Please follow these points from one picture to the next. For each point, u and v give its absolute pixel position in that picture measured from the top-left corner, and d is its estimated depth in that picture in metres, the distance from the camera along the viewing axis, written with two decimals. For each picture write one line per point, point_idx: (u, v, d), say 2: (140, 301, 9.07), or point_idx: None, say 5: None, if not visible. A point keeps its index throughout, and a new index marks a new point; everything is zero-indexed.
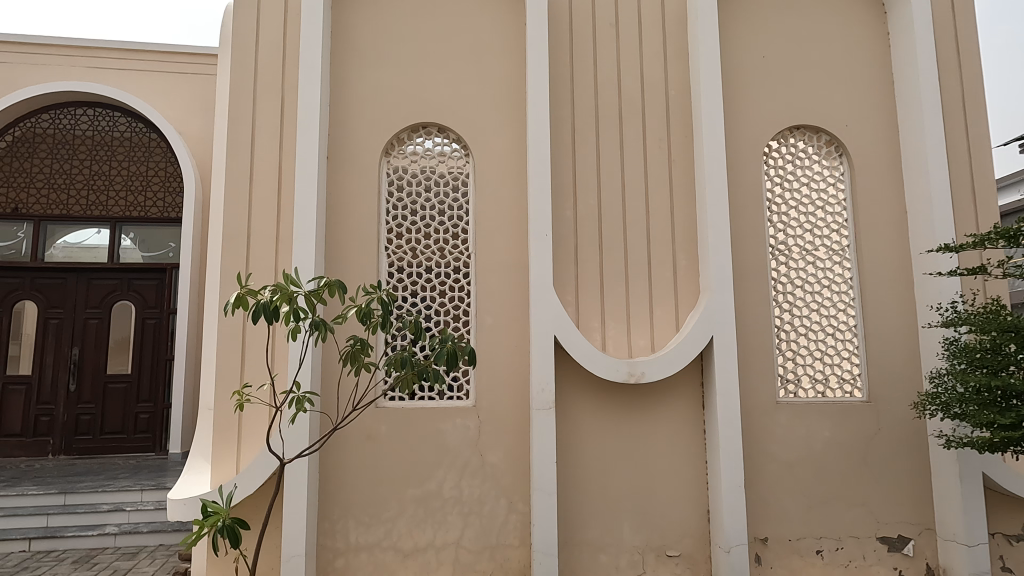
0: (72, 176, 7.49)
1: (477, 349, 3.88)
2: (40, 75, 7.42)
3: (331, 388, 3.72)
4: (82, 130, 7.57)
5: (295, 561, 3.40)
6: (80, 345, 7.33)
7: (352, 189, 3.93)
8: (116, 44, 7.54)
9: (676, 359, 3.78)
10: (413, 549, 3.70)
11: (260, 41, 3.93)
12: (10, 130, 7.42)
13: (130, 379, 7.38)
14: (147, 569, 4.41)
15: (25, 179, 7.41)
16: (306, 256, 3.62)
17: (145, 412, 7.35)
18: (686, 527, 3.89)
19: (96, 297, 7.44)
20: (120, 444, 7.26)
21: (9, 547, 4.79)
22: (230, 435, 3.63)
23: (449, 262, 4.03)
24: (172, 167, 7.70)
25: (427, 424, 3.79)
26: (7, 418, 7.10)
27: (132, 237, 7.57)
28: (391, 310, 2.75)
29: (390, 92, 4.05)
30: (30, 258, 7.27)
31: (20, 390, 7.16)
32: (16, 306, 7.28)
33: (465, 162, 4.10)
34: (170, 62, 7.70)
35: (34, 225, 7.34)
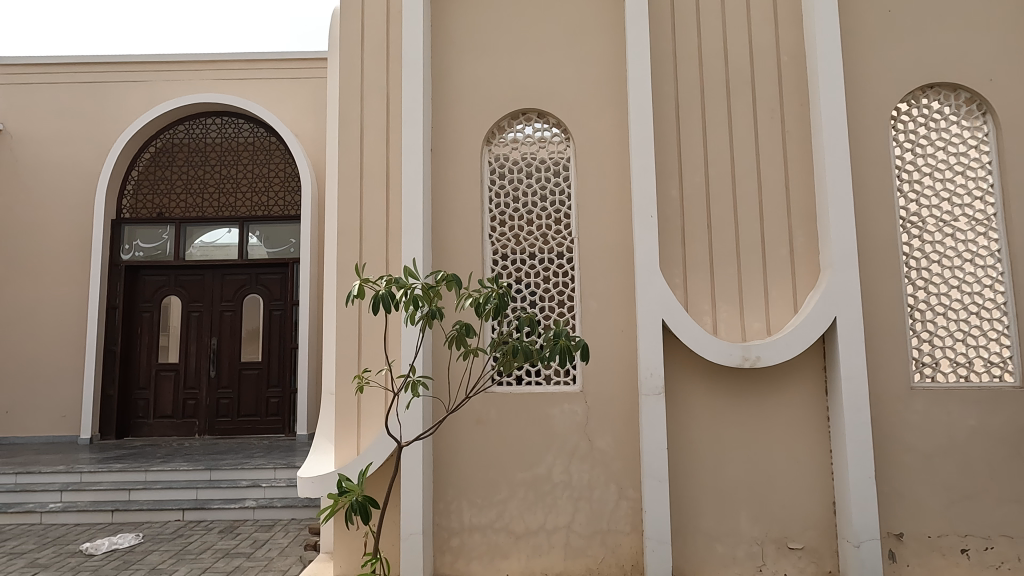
0: (205, 181, 8.19)
1: (584, 334, 3.86)
2: (175, 90, 8.15)
3: (443, 374, 3.82)
4: (212, 138, 8.24)
5: (414, 538, 3.55)
6: (218, 335, 8.04)
7: (456, 178, 4.00)
8: (238, 56, 8.12)
9: (795, 342, 3.57)
10: (524, 532, 3.76)
11: (366, 40, 4.08)
12: (152, 143, 8.22)
13: (261, 366, 7.98)
14: (281, 541, 4.77)
15: (167, 187, 8.20)
16: (415, 246, 3.74)
17: (275, 396, 7.94)
18: (810, 518, 3.68)
19: (229, 291, 8.12)
20: (255, 425, 7.90)
21: (166, 516, 5.36)
22: (350, 418, 3.84)
23: (553, 248, 4.03)
24: (290, 167, 8.20)
25: (535, 409, 3.82)
26: (161, 401, 7.97)
27: (258, 235, 8.11)
28: (506, 304, 2.75)
29: (490, 81, 4.07)
30: (173, 257, 8.04)
31: (170, 376, 8.01)
32: (164, 301, 8.14)
33: (566, 146, 4.08)
34: (285, 69, 8.19)
35: (176, 228, 8.09)
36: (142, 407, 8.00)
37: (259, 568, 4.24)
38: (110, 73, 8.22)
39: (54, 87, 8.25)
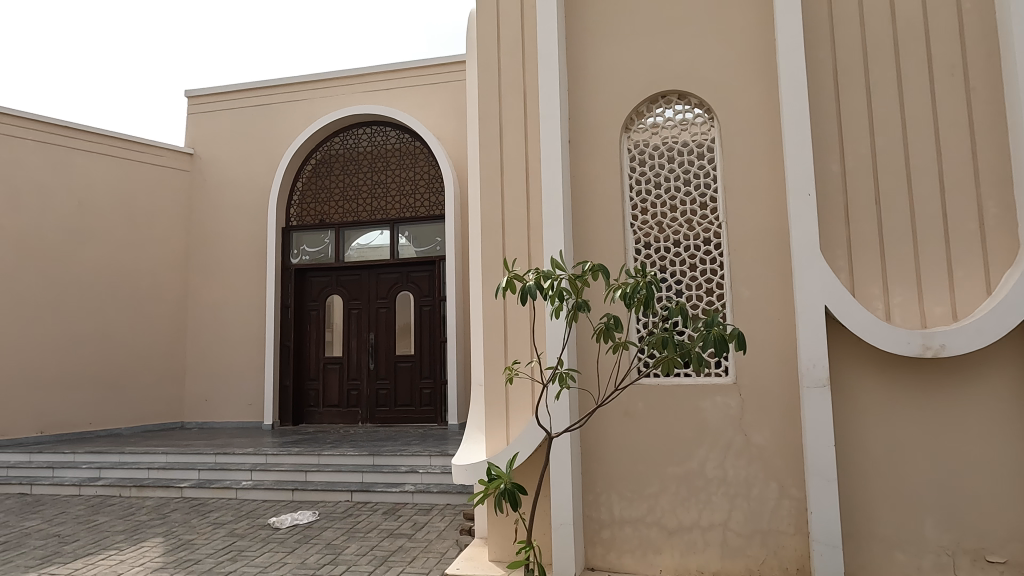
0: (359, 188, 8.81)
1: (735, 323, 3.66)
2: (331, 106, 8.86)
3: (589, 366, 3.80)
4: (364, 147, 8.84)
5: (565, 529, 3.58)
6: (375, 331, 8.64)
7: (595, 167, 3.96)
8: (383, 68, 8.65)
9: (987, 330, 3.16)
10: (677, 528, 3.65)
11: (502, 38, 4.16)
12: (313, 155, 8.99)
13: (414, 359, 8.45)
14: (438, 524, 5.03)
15: (326, 195, 8.93)
16: (556, 239, 3.75)
17: (427, 387, 8.37)
18: (1013, 528, 3.23)
19: (384, 289, 8.68)
20: (411, 415, 8.38)
21: (337, 497, 5.85)
22: (499, 409, 3.94)
23: (699, 234, 3.86)
24: (434, 168, 8.59)
25: (685, 402, 3.69)
26: (328, 391, 8.72)
27: (406, 235, 8.59)
28: (655, 294, 2.69)
29: (627, 66, 3.98)
30: (334, 259, 8.76)
31: (335, 368, 8.73)
32: (328, 300, 8.88)
33: (710, 126, 3.89)
34: (426, 76, 8.60)
35: (335, 232, 8.80)
36: (313, 397, 8.80)
37: (420, 549, 4.50)
38: (277, 95, 9.13)
39: (232, 112, 9.32)
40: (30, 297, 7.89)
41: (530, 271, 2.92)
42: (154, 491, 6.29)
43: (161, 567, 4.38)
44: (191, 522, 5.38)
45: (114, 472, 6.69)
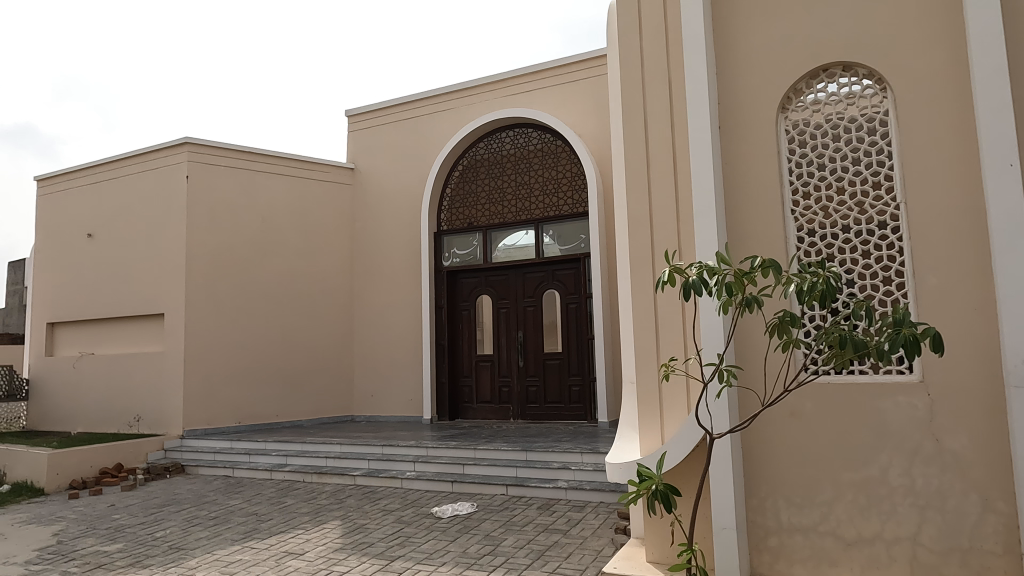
0: (504, 190, 9.05)
1: (921, 314, 3.28)
2: (476, 113, 9.20)
3: (749, 364, 3.59)
4: (507, 149, 9.06)
5: (726, 534, 3.42)
6: (523, 329, 8.82)
7: (749, 152, 3.73)
8: (524, 71, 8.82)
9: None
10: (856, 539, 3.34)
11: (644, 27, 4.06)
12: (460, 161, 9.37)
13: (562, 356, 8.52)
14: (592, 522, 5.02)
15: (473, 199, 9.27)
16: (709, 231, 3.59)
17: (576, 384, 8.41)
18: None
19: (530, 288, 8.83)
20: (561, 411, 8.46)
21: (494, 490, 6.04)
22: (653, 407, 3.84)
23: (872, 218, 3.52)
24: (576, 166, 8.61)
25: (861, 403, 3.37)
26: (481, 388, 9.05)
27: (551, 234, 8.68)
28: (834, 290, 2.46)
29: (781, 41, 3.70)
30: (483, 260, 9.07)
31: (487, 366, 9.04)
32: (478, 299, 9.22)
33: (882, 98, 3.54)
34: (566, 74, 8.65)
35: (483, 234, 9.12)
36: (467, 393, 9.18)
37: (575, 545, 4.52)
38: (426, 107, 9.65)
39: (387, 126, 10.00)
40: (227, 303, 9.00)
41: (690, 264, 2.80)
42: (332, 478, 6.91)
43: (341, 547, 4.81)
44: (364, 508, 5.84)
45: (297, 459, 7.44)
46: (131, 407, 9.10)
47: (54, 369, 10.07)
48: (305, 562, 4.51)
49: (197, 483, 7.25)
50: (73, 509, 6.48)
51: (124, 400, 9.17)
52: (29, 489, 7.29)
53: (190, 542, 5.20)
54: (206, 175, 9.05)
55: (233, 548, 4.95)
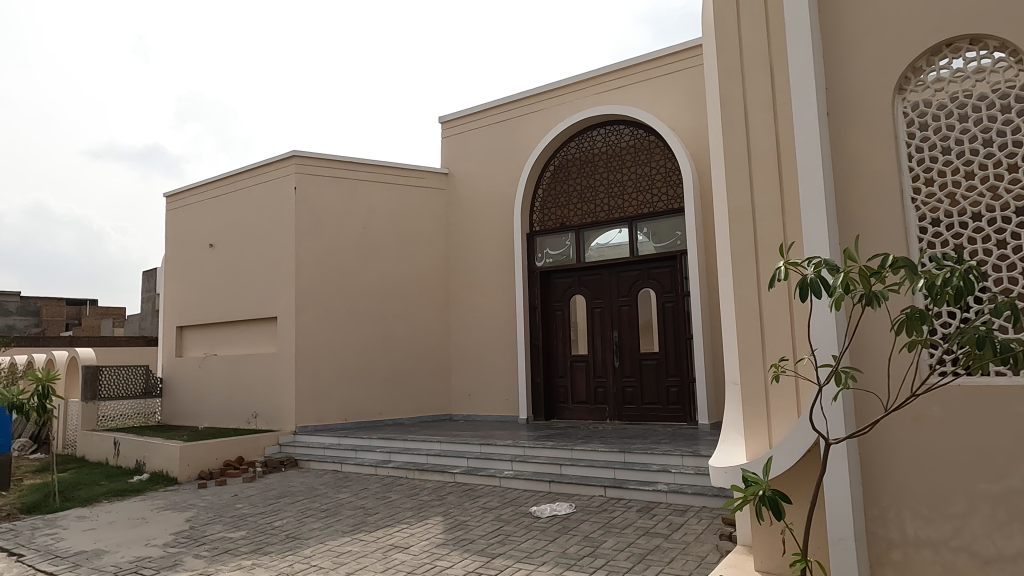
0: (596, 188, 8.97)
1: None
2: (567, 112, 9.18)
3: (866, 365, 3.37)
4: (598, 148, 8.98)
5: (844, 545, 3.22)
6: (618, 328, 8.70)
7: (862, 138, 3.49)
8: (614, 67, 8.72)
9: None
10: (995, 557, 3.06)
11: (742, 13, 3.90)
12: (551, 162, 9.39)
13: (659, 356, 8.33)
14: (695, 527, 4.88)
15: (565, 198, 9.26)
16: (818, 224, 3.41)
17: (674, 385, 8.17)
18: None
19: (625, 287, 8.70)
20: (659, 413, 8.26)
21: (592, 491, 6.00)
22: (759, 410, 3.69)
23: (1008, 204, 3.21)
24: (670, 161, 8.41)
25: (998, 407, 3.09)
26: (576, 388, 9.02)
27: (645, 232, 8.51)
28: (972, 286, 2.22)
29: (896, 16, 3.44)
30: (576, 260, 9.04)
31: (582, 366, 9.00)
32: (572, 299, 9.20)
33: (1018, 72, 3.22)
34: (658, 68, 8.47)
35: (576, 234, 9.09)
36: (562, 393, 9.17)
37: (677, 550, 4.41)
38: (516, 110, 9.75)
39: (479, 130, 10.18)
40: (332, 306, 9.48)
41: (804, 259, 2.59)
42: (433, 475, 7.11)
43: (444, 543, 4.94)
44: (465, 505, 5.97)
45: (400, 456, 7.71)
46: (250, 404, 9.77)
47: (184, 369, 11.00)
48: (409, 556, 4.67)
49: (310, 477, 7.68)
50: (202, 498, 7.05)
51: (244, 397, 9.87)
52: (165, 478, 7.99)
53: (304, 532, 5.52)
54: (312, 185, 9.58)
55: (344, 539, 5.21)
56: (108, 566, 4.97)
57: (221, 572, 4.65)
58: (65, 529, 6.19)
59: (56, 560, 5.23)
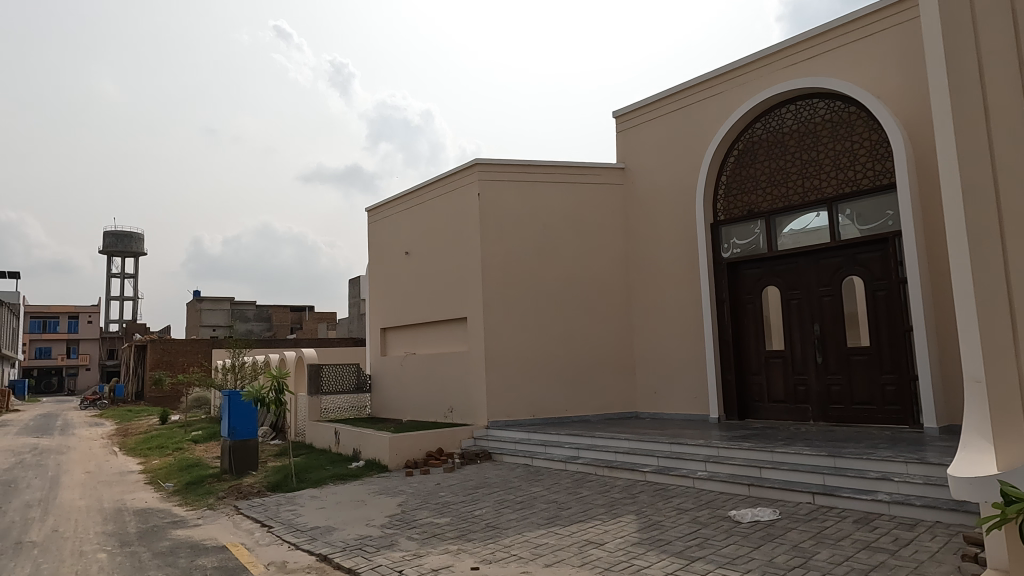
0: (787, 170, 8.31)
1: None
2: (750, 91, 8.62)
3: None
4: (789, 126, 8.33)
5: None
6: (819, 321, 7.94)
7: None
8: (803, 36, 8.01)
9: None
10: None
11: None
12: (735, 146, 8.89)
13: (870, 351, 7.47)
14: (930, 545, 4.29)
15: (752, 184, 8.70)
16: None
17: (891, 384, 7.28)
18: None
19: (826, 275, 7.91)
20: (872, 414, 7.41)
21: (798, 498, 5.55)
22: (1013, 414, 3.18)
23: None
24: (877, 133, 7.52)
25: None
26: (774, 386, 8.41)
27: (848, 213, 7.70)
28: None
29: None
30: (767, 249, 8.44)
31: (778, 362, 8.39)
32: (764, 290, 8.60)
33: None
34: (855, 31, 7.64)
35: (766, 221, 8.49)
36: (757, 391, 8.61)
37: (909, 570, 3.91)
38: (693, 96, 9.35)
39: (654, 121, 9.93)
40: (517, 305, 9.82)
41: None
42: (623, 473, 7.06)
43: (639, 542, 4.86)
44: (658, 505, 5.84)
45: (589, 453, 7.77)
46: (446, 399, 10.47)
47: (388, 367, 12.09)
48: (606, 553, 4.67)
49: (504, 470, 8.03)
50: (410, 485, 7.70)
51: (440, 393, 10.59)
52: (377, 465, 8.85)
53: (503, 521, 5.78)
54: (494, 191, 10.00)
55: (540, 531, 5.37)
56: (338, 541, 5.62)
57: (431, 554, 5.02)
58: (302, 506, 7.12)
59: (298, 533, 6.03)
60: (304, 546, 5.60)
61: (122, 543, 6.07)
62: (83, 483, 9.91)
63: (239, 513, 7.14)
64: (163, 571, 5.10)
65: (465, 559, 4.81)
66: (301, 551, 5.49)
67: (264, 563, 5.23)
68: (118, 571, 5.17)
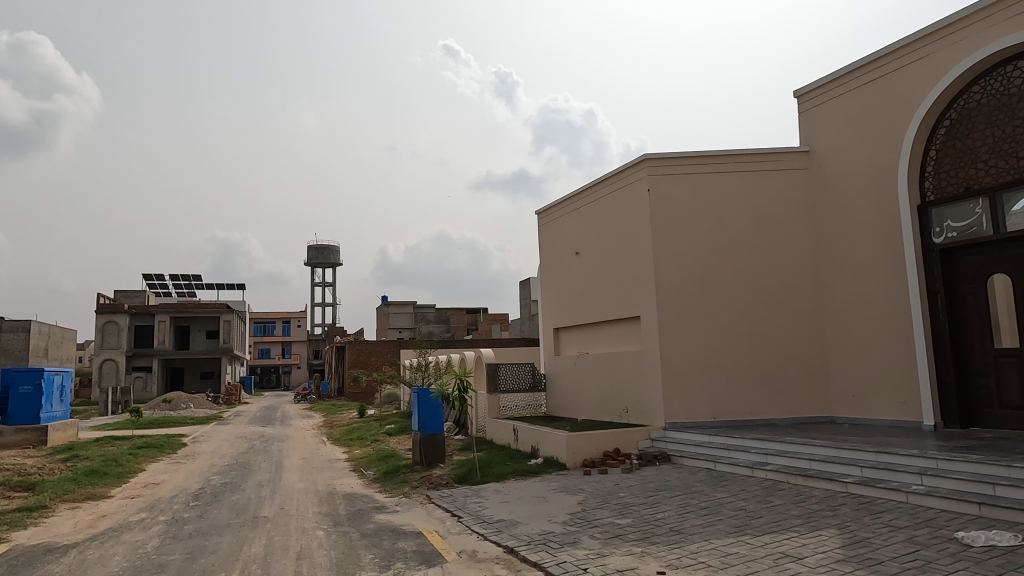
0: (1017, 137, 7.15)
1: None
2: (963, 50, 7.52)
3: None
4: (1017, 86, 7.17)
5: None
6: None
7: None
8: None
9: None
10: None
11: None
12: (946, 114, 7.83)
13: None
14: None
15: (970, 156, 7.57)
16: None
17: None
18: None
19: None
20: None
21: None
22: None
23: None
24: None
25: None
26: (1006, 390, 7.22)
27: None
28: None
29: None
30: (993, 231, 7.27)
31: (1012, 362, 7.19)
32: (990, 279, 7.44)
33: None
34: None
35: (989, 198, 7.34)
36: (986, 396, 7.45)
37: None
38: (890, 64, 8.37)
39: (843, 97, 9.07)
40: (694, 303, 9.45)
41: None
42: (819, 483, 6.48)
43: (844, 560, 4.43)
44: (865, 520, 5.28)
45: (779, 459, 7.25)
46: (621, 399, 10.38)
47: (562, 366, 12.27)
48: (805, 568, 4.32)
49: (685, 473, 7.77)
50: (589, 484, 7.74)
51: (616, 393, 10.52)
52: (555, 462, 9.02)
53: (688, 527, 5.59)
54: (665, 185, 9.72)
55: (729, 540, 5.11)
56: (523, 535, 5.80)
57: (615, 555, 5.00)
58: (488, 499, 7.47)
59: (485, 525, 6.33)
60: (492, 537, 5.86)
61: (335, 523, 6.81)
62: (301, 468, 11.28)
63: (432, 502, 7.67)
64: (370, 552, 5.63)
65: (650, 563, 4.72)
66: (490, 542, 5.76)
67: (456, 551, 5.56)
68: (334, 548, 5.79)
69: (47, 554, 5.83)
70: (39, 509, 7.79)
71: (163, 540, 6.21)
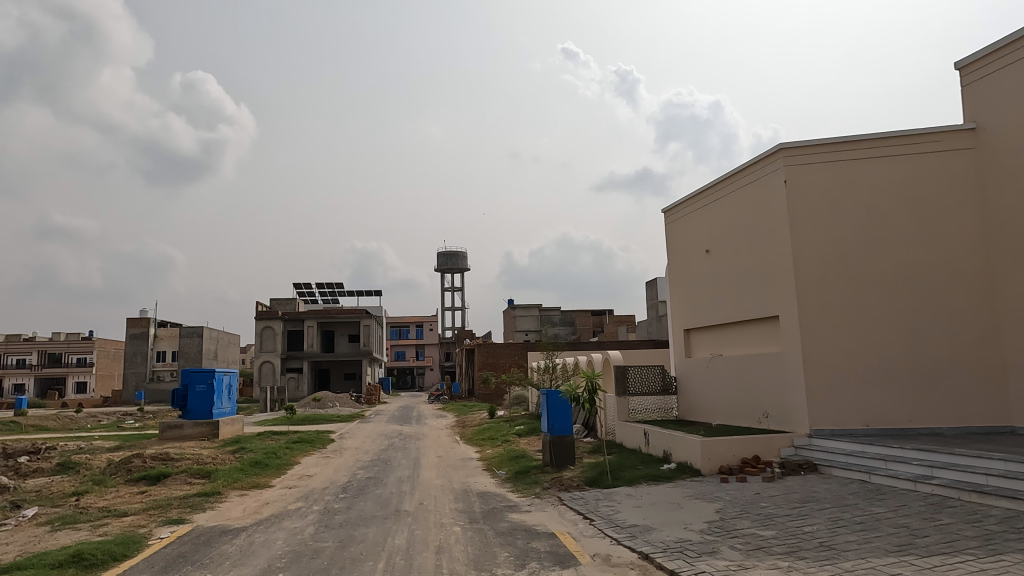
0: None
1: None
2: None
3: None
4: None
5: None
6: None
7: None
8: None
9: None
10: None
11: None
12: None
13: None
14: None
15: None
16: None
17: None
18: None
19: None
20: None
21: None
22: None
23: None
24: None
25: None
26: None
27: None
28: None
29: None
30: None
31: None
32: None
33: None
34: None
35: None
36: None
37: None
38: None
39: (1016, 66, 8.03)
40: (841, 300, 8.74)
41: None
42: (998, 501, 5.74)
43: None
44: None
45: (947, 473, 6.52)
46: (759, 405, 9.83)
47: (693, 369, 11.86)
48: None
49: (834, 485, 7.21)
50: (726, 492, 7.39)
51: (753, 397, 9.98)
52: (690, 468, 8.71)
53: (841, 543, 5.17)
54: (804, 175, 9.08)
55: (890, 559, 4.66)
56: (658, 542, 5.66)
57: (759, 568, 4.73)
58: (620, 503, 7.36)
59: (618, 529, 6.25)
60: (625, 542, 5.78)
61: (471, 520, 7.03)
62: (437, 465, 11.77)
63: (563, 504, 7.70)
64: (505, 550, 5.74)
65: None
66: (623, 547, 5.68)
67: (590, 554, 5.54)
68: (470, 544, 5.97)
69: (221, 536, 6.53)
70: (215, 494, 8.75)
71: (317, 528, 6.74)
